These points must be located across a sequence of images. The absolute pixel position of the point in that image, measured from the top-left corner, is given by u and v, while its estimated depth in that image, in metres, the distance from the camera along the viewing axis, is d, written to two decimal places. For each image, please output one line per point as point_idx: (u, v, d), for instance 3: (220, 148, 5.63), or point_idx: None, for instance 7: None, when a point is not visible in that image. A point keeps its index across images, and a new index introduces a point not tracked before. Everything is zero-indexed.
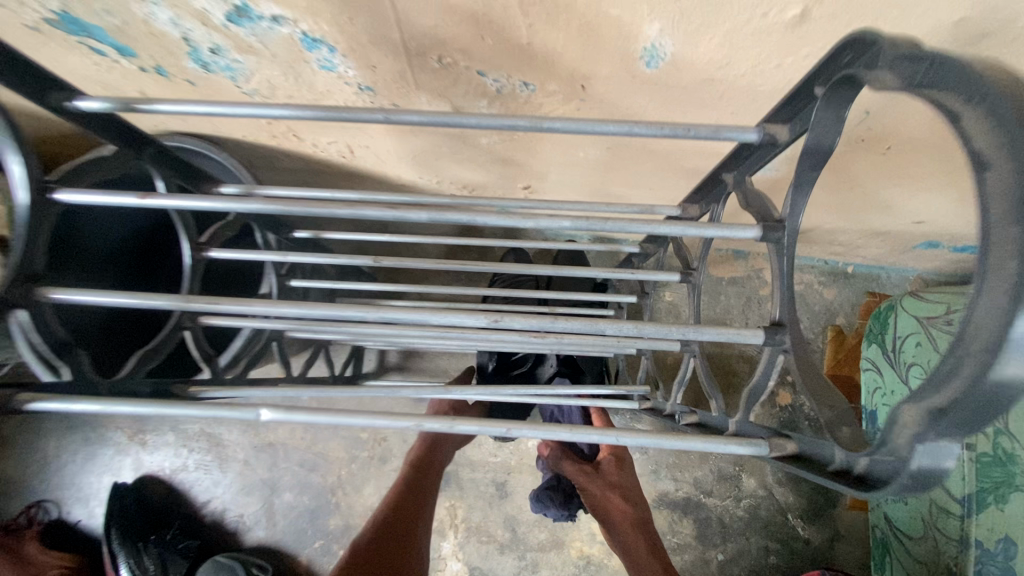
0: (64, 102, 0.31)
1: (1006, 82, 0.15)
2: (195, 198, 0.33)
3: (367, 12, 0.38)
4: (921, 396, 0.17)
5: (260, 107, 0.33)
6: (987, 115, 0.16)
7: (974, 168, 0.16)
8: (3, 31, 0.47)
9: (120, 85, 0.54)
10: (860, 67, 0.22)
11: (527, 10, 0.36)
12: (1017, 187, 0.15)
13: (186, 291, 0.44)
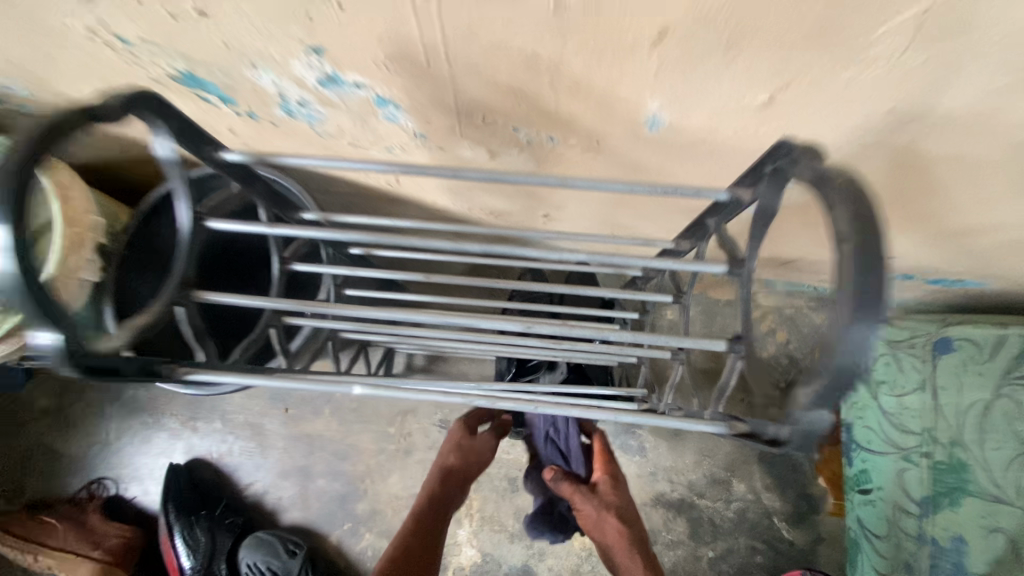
0: (215, 155, 0.42)
1: (856, 195, 0.26)
2: (303, 228, 0.45)
3: (431, 84, 0.49)
4: (808, 382, 0.28)
5: (365, 164, 0.47)
6: (846, 213, 0.26)
7: (839, 242, 0.27)
8: (129, 82, 0.59)
9: (214, 123, 0.65)
10: (790, 164, 0.32)
11: (557, 89, 0.46)
12: (857, 258, 0.25)
13: (274, 296, 0.55)
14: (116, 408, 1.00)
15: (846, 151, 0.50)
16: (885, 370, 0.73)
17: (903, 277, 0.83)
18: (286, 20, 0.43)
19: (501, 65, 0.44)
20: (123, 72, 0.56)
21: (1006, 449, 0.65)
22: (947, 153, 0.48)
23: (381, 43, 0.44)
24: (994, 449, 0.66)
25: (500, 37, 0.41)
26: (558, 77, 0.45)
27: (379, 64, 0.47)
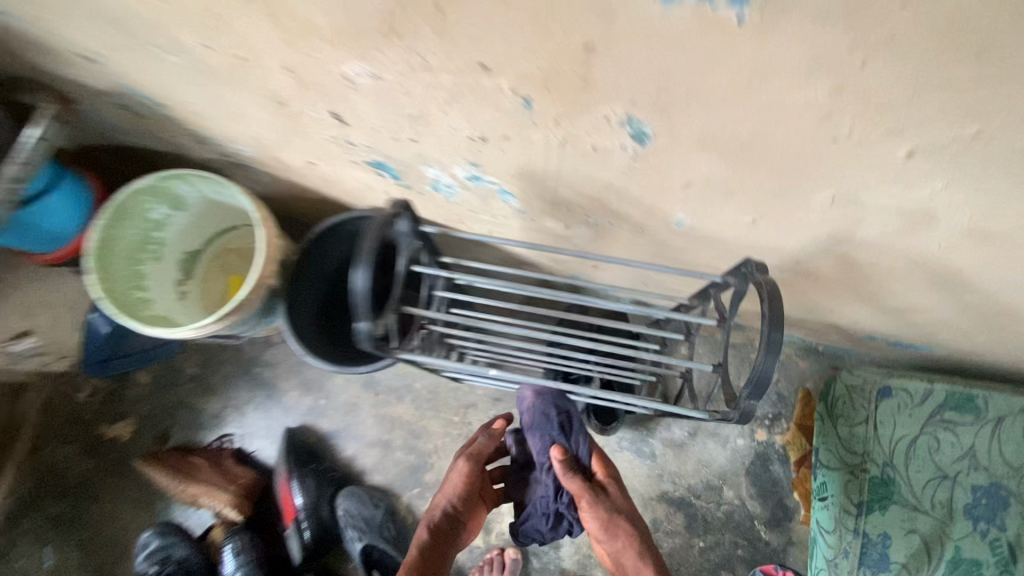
0: (422, 231, 0.75)
1: (776, 308, 0.58)
2: (462, 280, 0.79)
3: (539, 187, 0.77)
4: (752, 391, 0.61)
5: (502, 245, 0.80)
6: (774, 314, 0.59)
7: (772, 324, 0.58)
8: (332, 158, 0.88)
9: (375, 185, 0.94)
10: (757, 275, 0.63)
11: (620, 199, 0.74)
12: (775, 336, 0.58)
13: (424, 309, 0.90)
14: (245, 381, 1.29)
15: (806, 251, 0.76)
16: (843, 406, 0.98)
17: (870, 338, 1.06)
18: (463, 148, 0.72)
19: (587, 184, 0.72)
20: (333, 154, 0.86)
21: (925, 472, 0.90)
22: (871, 260, 0.74)
23: (517, 164, 0.72)
24: (916, 471, 0.90)
25: (591, 172, 0.69)
26: (623, 193, 0.72)
27: (510, 173, 0.75)
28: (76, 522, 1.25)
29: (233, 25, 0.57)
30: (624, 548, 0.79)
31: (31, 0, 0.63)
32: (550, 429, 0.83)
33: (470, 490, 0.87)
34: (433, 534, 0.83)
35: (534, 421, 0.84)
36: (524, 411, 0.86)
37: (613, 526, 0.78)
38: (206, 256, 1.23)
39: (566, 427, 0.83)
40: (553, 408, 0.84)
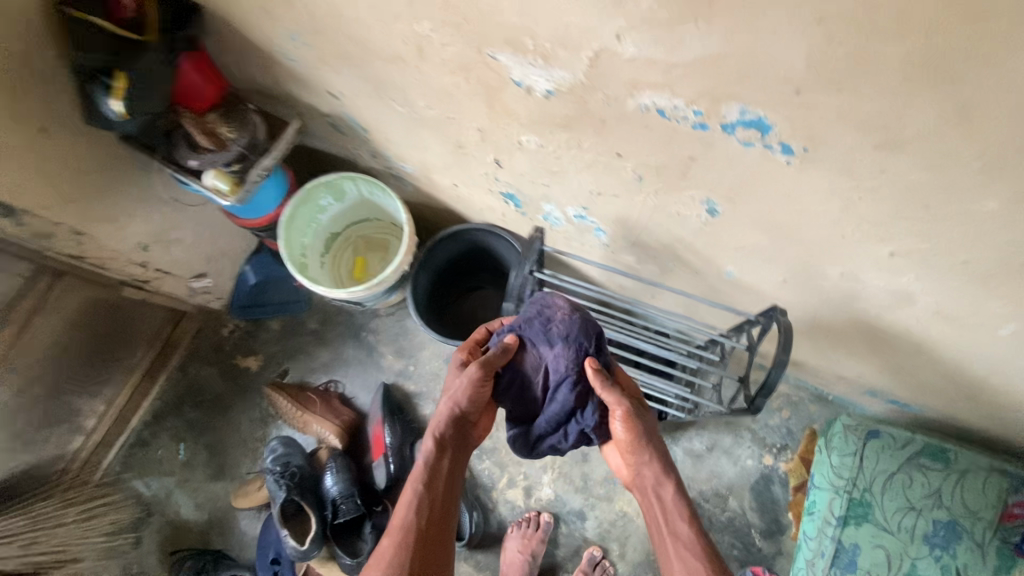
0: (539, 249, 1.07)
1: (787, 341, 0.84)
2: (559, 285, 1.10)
3: (628, 231, 1.06)
4: (763, 394, 0.87)
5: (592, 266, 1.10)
6: (785, 345, 0.84)
7: (783, 352, 0.84)
8: (473, 184, 1.19)
9: (499, 208, 1.25)
10: (777, 317, 0.89)
11: (687, 249, 1.02)
12: (781, 359, 0.84)
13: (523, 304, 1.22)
14: (352, 341, 1.61)
15: (820, 310, 1.01)
16: (839, 441, 1.20)
17: (871, 394, 1.29)
18: (581, 196, 1.01)
19: (665, 235, 1.00)
20: (477, 182, 1.17)
21: (896, 501, 1.12)
22: (871, 325, 0.98)
23: (617, 214, 1.01)
24: (889, 499, 1.13)
25: (671, 227, 0.97)
26: (690, 246, 1.00)
27: (609, 218, 1.04)
28: (205, 429, 1.56)
29: (460, 100, 0.88)
30: (646, 460, 0.88)
31: (321, 60, 0.97)
32: (577, 342, 0.91)
33: (475, 397, 0.90)
34: (442, 443, 0.89)
35: (569, 333, 0.91)
36: (554, 324, 0.92)
37: (643, 438, 0.87)
38: (348, 238, 1.58)
39: (597, 345, 0.92)
40: (587, 328, 0.93)
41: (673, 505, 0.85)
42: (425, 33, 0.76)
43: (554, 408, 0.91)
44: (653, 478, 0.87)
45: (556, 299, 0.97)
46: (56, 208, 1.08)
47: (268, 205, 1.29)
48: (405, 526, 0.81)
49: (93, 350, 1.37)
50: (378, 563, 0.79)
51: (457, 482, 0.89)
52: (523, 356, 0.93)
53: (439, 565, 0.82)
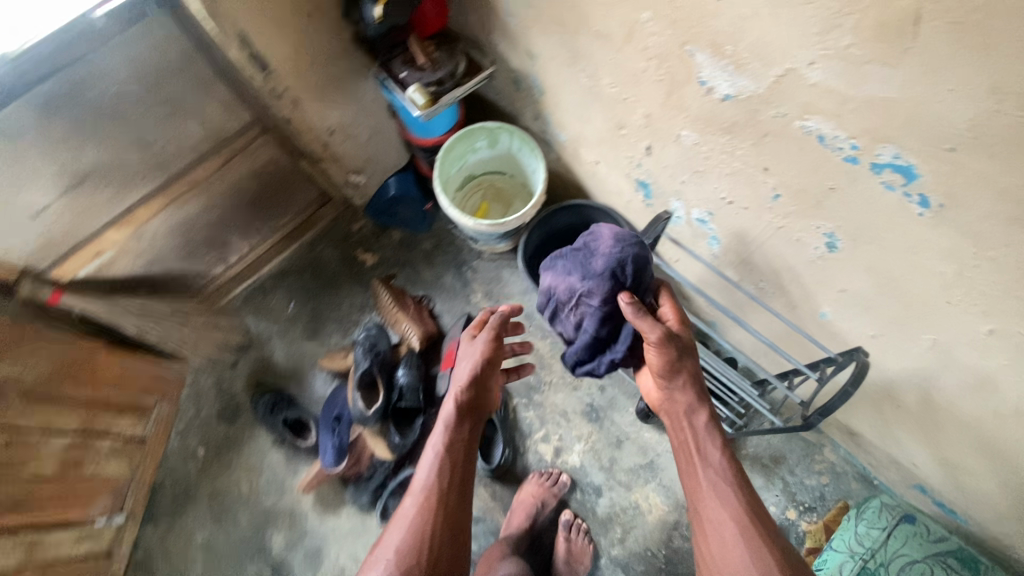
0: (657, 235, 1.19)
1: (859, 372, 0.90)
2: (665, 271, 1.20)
3: (741, 247, 1.15)
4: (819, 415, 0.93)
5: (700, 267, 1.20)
6: (855, 380, 0.91)
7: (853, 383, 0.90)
8: (614, 167, 1.33)
9: (628, 196, 1.38)
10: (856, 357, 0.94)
11: (791, 281, 1.10)
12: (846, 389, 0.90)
13: None
14: (453, 272, 1.80)
15: (899, 377, 1.05)
16: (870, 513, 1.24)
17: (920, 489, 1.30)
18: (711, 202, 1.13)
19: (775, 259, 1.09)
20: (619, 165, 1.30)
21: None
22: (947, 409, 1.01)
23: (739, 226, 1.11)
24: None
25: (786, 253, 1.06)
26: (796, 277, 1.08)
27: (730, 228, 1.15)
28: (315, 296, 1.79)
29: (644, 85, 1.02)
30: (680, 387, 1.02)
31: (537, 21, 1.14)
32: (605, 277, 1.06)
33: (491, 360, 1.16)
34: (460, 411, 1.12)
35: (603, 270, 1.07)
36: (595, 259, 1.09)
37: (677, 365, 1.01)
38: (483, 183, 1.77)
39: (632, 280, 1.06)
40: (625, 263, 1.06)
41: (701, 429, 1.00)
42: (640, 21, 0.91)
43: (585, 334, 1.11)
44: (686, 403, 1.02)
45: (601, 236, 1.11)
46: (289, 75, 1.33)
47: (438, 128, 1.50)
48: (429, 486, 1.04)
49: (257, 202, 1.65)
50: (406, 520, 1.01)
51: (472, 441, 1.12)
52: (562, 285, 1.13)
53: (457, 516, 1.03)
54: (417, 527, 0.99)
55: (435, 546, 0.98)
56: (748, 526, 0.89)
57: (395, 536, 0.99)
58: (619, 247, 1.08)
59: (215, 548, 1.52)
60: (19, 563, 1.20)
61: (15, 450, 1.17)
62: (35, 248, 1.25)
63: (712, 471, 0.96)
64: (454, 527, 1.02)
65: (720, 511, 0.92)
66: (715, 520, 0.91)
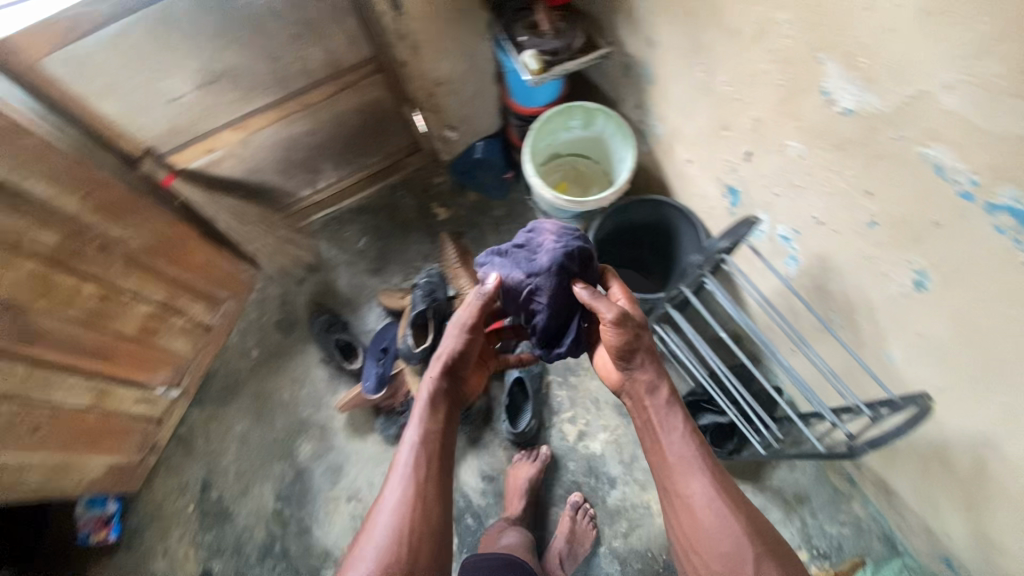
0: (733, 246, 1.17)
1: (925, 406, 0.89)
2: (738, 278, 1.19)
3: (820, 271, 1.14)
4: (870, 445, 0.91)
5: (774, 283, 1.19)
6: (915, 419, 0.89)
7: (915, 419, 0.88)
8: (707, 170, 1.33)
9: (712, 201, 1.38)
10: (920, 400, 0.91)
11: (866, 315, 1.08)
12: (904, 426, 0.89)
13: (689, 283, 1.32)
14: None
15: (958, 438, 1.02)
16: None
17: (947, 564, 1.25)
18: (800, 220, 1.12)
19: (855, 289, 1.08)
20: (713, 168, 1.31)
21: None
22: (1003, 482, 0.97)
23: (824, 249, 1.10)
24: None
25: (868, 285, 1.04)
26: (873, 311, 1.06)
27: (814, 250, 1.13)
28: (385, 237, 1.88)
29: (762, 88, 1.02)
30: (639, 364, 1.17)
31: (667, 9, 1.16)
32: (550, 273, 1.17)
33: (466, 352, 1.22)
34: (433, 400, 1.17)
35: (545, 269, 1.18)
36: (537, 261, 1.20)
37: (632, 342, 1.13)
38: (564, 162, 1.79)
39: (573, 273, 1.18)
40: (564, 261, 1.18)
41: (665, 406, 1.14)
42: (776, 21, 0.91)
43: (540, 324, 1.22)
44: (648, 381, 1.16)
45: (543, 236, 1.23)
46: (416, 19, 1.39)
47: (540, 98, 1.54)
48: (407, 477, 1.06)
49: (355, 137, 1.75)
50: (388, 506, 1.04)
51: (447, 430, 1.16)
52: (509, 281, 1.22)
53: (434, 507, 1.06)
54: (397, 519, 1.02)
55: (415, 540, 1.00)
56: (715, 493, 1.02)
57: (379, 524, 1.02)
58: (561, 244, 1.19)
59: (249, 442, 1.64)
60: (90, 403, 1.33)
61: (110, 303, 1.30)
62: (164, 131, 1.38)
63: (679, 445, 1.09)
64: (433, 515, 1.05)
65: (692, 481, 1.04)
66: (685, 486, 1.05)
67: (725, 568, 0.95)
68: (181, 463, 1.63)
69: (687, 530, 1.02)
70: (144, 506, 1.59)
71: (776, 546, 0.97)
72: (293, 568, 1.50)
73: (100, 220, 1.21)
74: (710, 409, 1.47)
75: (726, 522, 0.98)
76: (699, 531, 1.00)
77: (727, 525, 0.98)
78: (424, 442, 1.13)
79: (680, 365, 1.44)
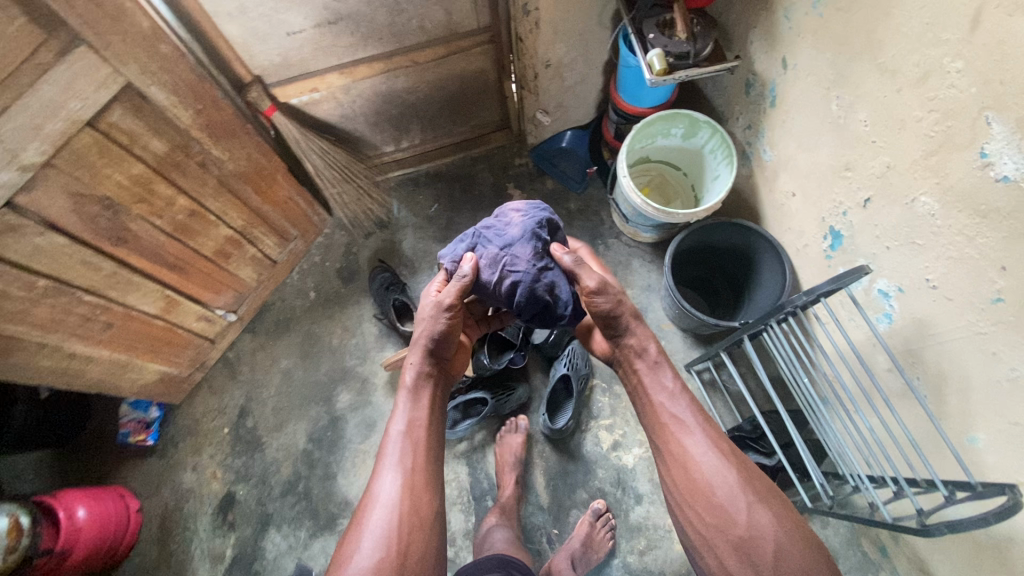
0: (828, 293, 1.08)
1: (1016, 504, 0.79)
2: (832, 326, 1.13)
3: (917, 335, 1.09)
4: (947, 528, 0.84)
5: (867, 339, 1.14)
6: (1003, 512, 0.80)
7: (1004, 512, 0.80)
8: (812, 207, 1.28)
9: (809, 239, 1.33)
10: (1013, 493, 0.83)
11: (958, 391, 1.03)
12: (995, 515, 0.81)
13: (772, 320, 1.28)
14: (588, 241, 1.81)
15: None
16: None
17: None
18: (908, 280, 1.07)
19: (953, 361, 1.02)
20: (821, 207, 1.25)
21: None
22: None
23: (928, 314, 1.05)
24: None
25: (972, 362, 0.98)
26: (968, 388, 1.01)
27: (914, 313, 1.08)
28: (456, 208, 1.87)
29: (908, 135, 0.96)
30: (624, 328, 1.10)
31: (815, 34, 1.10)
32: (524, 243, 1.12)
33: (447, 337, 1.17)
34: (416, 387, 1.15)
35: (514, 236, 1.13)
36: (505, 232, 1.15)
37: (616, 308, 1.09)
38: (651, 169, 1.74)
39: (545, 239, 1.14)
40: (532, 227, 1.14)
41: (654, 366, 1.08)
42: (946, 69, 0.85)
43: (522, 294, 1.11)
44: (637, 344, 1.10)
45: (507, 214, 1.18)
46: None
47: (646, 100, 1.50)
48: (395, 466, 1.05)
49: (449, 103, 1.74)
50: (381, 499, 1.01)
51: (433, 415, 1.15)
52: (481, 260, 1.14)
53: (423, 497, 1.03)
54: (387, 510, 1.00)
55: (406, 531, 0.98)
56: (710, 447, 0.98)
57: (371, 517, 1.00)
58: (528, 215, 1.17)
59: (291, 379, 1.67)
60: (158, 312, 1.37)
61: (196, 220, 1.32)
62: (275, 62, 1.38)
63: (671, 402, 1.03)
64: (422, 505, 1.02)
65: (684, 434, 1.00)
66: (674, 440, 1.00)
67: (718, 518, 0.92)
68: (223, 386, 1.67)
69: (680, 480, 0.98)
70: (182, 419, 1.64)
71: (771, 498, 0.93)
72: (312, 509, 1.53)
73: (206, 139, 1.23)
74: (755, 448, 1.45)
75: (719, 474, 0.94)
76: (694, 481, 0.96)
77: (720, 476, 0.94)
78: (409, 431, 1.11)
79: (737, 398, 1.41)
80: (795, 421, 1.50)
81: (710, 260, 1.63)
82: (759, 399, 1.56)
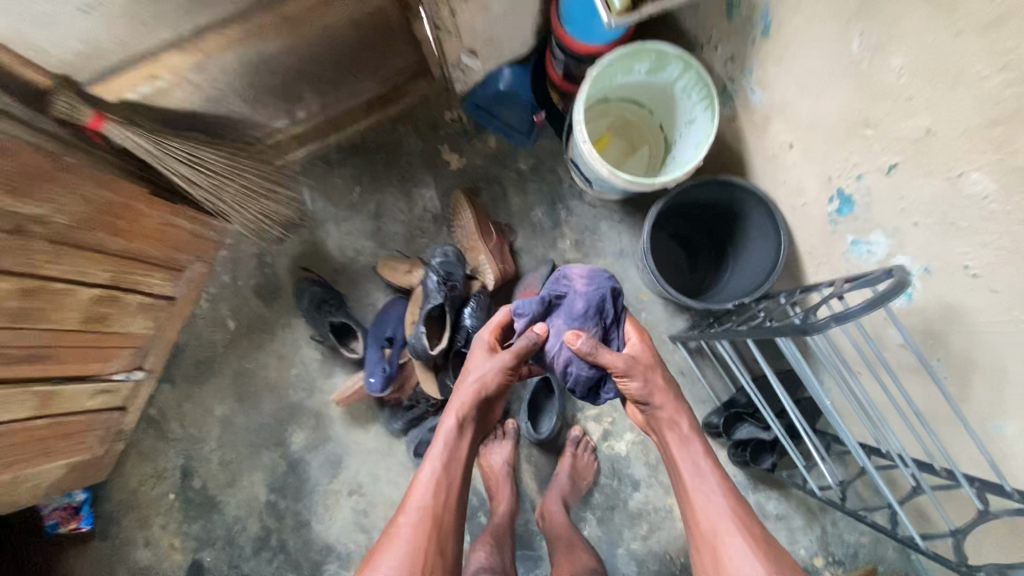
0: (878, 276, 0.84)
1: None
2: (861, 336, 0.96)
3: (941, 319, 0.93)
4: None
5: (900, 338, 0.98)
6: None
7: None
8: (817, 166, 1.05)
9: (811, 200, 1.12)
10: None
11: (986, 380, 0.90)
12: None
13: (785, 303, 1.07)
14: (546, 206, 1.53)
15: None
16: None
17: None
18: (938, 261, 0.88)
19: (987, 351, 0.87)
20: (831, 165, 1.02)
21: None
22: None
23: (961, 299, 0.88)
24: None
25: (1012, 355, 0.83)
26: (1000, 378, 0.87)
27: (943, 295, 0.90)
28: (383, 187, 1.52)
29: (967, 95, 0.72)
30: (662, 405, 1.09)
31: None
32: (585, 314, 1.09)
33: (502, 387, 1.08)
34: (462, 424, 1.07)
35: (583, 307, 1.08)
36: (572, 300, 1.09)
37: (655, 391, 1.07)
38: (612, 110, 1.43)
39: (615, 312, 1.10)
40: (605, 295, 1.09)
41: (686, 440, 1.08)
42: None
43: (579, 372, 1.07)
44: (669, 418, 1.09)
45: (570, 276, 1.12)
46: None
47: (597, 34, 1.20)
48: (425, 502, 0.99)
49: (350, 62, 1.32)
50: (400, 535, 0.96)
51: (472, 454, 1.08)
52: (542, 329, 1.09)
53: (443, 547, 0.97)
54: (408, 546, 0.95)
55: (425, 566, 0.95)
56: (734, 522, 0.98)
57: (387, 557, 0.94)
58: (593, 285, 1.10)
59: (233, 427, 1.44)
60: (35, 411, 1.09)
61: (38, 299, 0.99)
62: (79, 53, 0.96)
63: (704, 490, 1.03)
64: (444, 552, 0.98)
65: (710, 508, 1.00)
66: (704, 517, 1.00)
67: None
68: (154, 448, 1.43)
69: (703, 564, 0.99)
70: (117, 492, 1.42)
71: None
72: (292, 560, 1.40)
73: (4, 199, 0.86)
74: (750, 419, 1.34)
75: (742, 554, 0.94)
76: (719, 564, 0.96)
77: (740, 557, 0.94)
78: (447, 466, 1.05)
79: (736, 384, 1.27)
80: (790, 382, 1.41)
81: (690, 217, 1.41)
82: (751, 363, 1.45)
